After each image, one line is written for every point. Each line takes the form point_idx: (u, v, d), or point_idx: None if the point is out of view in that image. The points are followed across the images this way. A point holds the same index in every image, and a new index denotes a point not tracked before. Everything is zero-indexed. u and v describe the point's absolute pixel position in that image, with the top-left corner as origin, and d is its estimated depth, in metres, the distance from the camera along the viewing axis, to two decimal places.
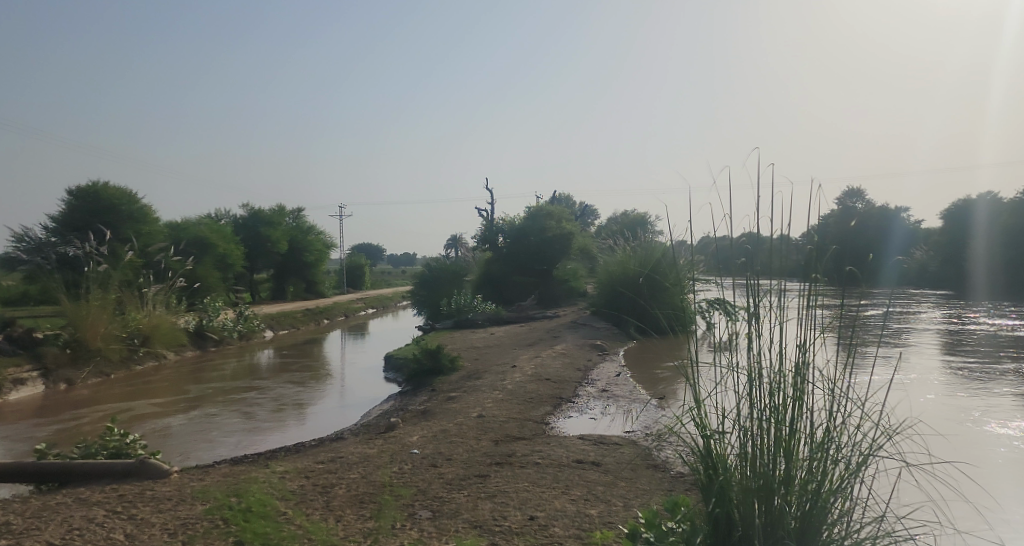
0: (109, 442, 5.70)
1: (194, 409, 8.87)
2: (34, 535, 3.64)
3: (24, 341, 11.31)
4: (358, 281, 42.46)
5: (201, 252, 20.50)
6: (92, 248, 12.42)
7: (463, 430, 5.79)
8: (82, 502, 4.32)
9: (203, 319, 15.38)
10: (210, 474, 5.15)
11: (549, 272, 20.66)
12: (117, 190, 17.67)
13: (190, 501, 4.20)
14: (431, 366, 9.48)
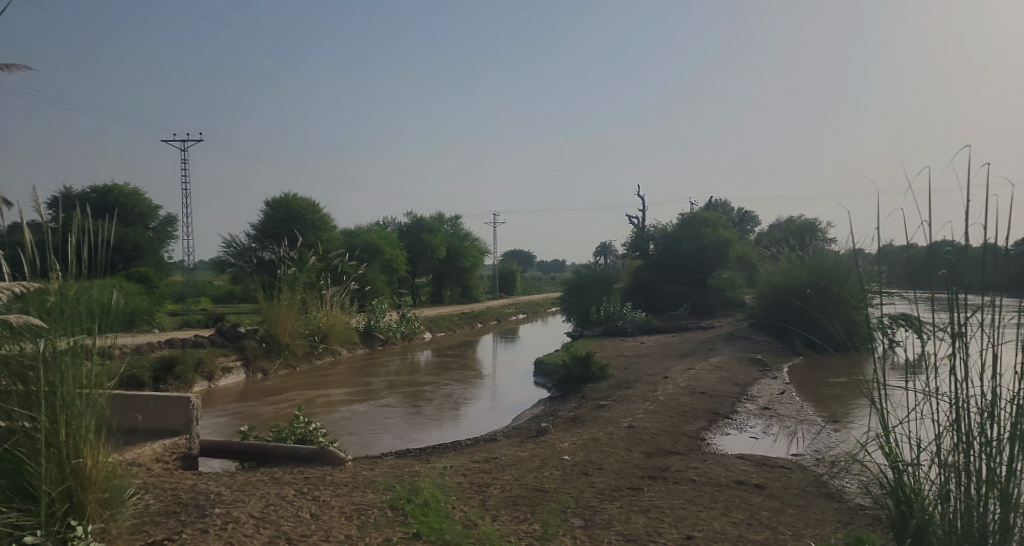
0: (296, 428, 6.22)
1: (365, 401, 9.48)
2: (239, 506, 4.09)
3: (230, 334, 12.59)
4: (509, 287, 43.46)
5: (371, 259, 21.88)
6: (285, 252, 13.67)
7: (614, 440, 5.77)
8: (274, 481, 4.75)
9: (371, 319, 16.38)
10: (378, 464, 5.50)
11: (703, 280, 20.25)
12: (304, 201, 20.86)
13: (363, 488, 4.51)
14: (581, 374, 9.53)
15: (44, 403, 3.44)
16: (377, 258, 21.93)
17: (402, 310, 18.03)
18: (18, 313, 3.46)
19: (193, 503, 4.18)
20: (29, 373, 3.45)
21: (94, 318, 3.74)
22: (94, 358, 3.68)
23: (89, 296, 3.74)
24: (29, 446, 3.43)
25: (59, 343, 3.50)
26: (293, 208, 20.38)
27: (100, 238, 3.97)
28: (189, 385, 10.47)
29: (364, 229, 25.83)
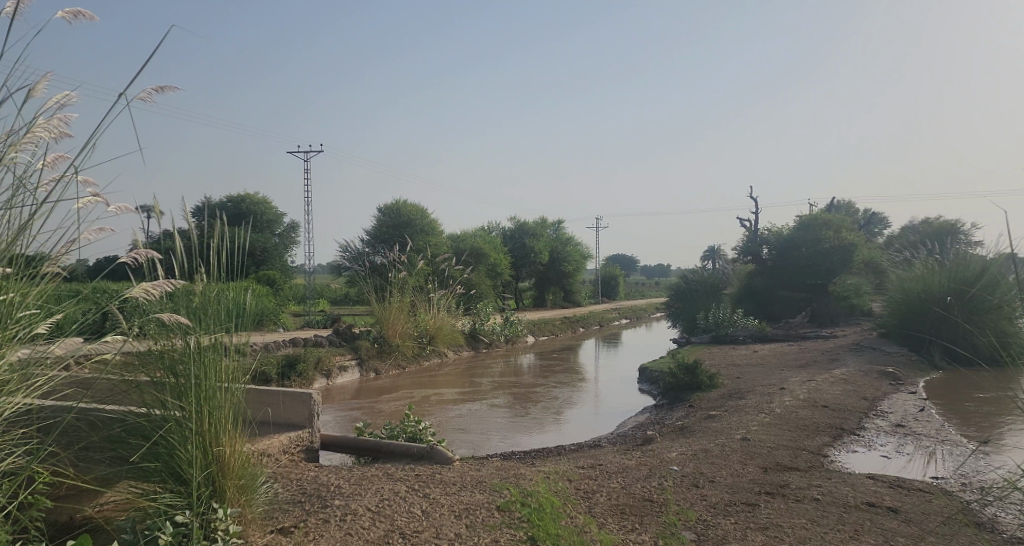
0: (407, 427, 6.40)
1: (472, 402, 9.63)
2: (356, 499, 4.30)
3: (346, 335, 13.17)
4: (613, 290, 43.13)
5: (477, 262, 22.29)
6: (395, 257, 14.15)
7: (726, 453, 5.60)
8: (387, 476, 4.92)
9: (476, 322, 16.66)
10: (485, 465, 5.55)
11: (823, 287, 19.17)
12: (414, 206, 22.24)
13: (472, 488, 4.60)
14: (690, 382, 9.31)
15: (193, 394, 3.72)
16: (483, 262, 22.33)
17: (506, 314, 18.24)
18: (167, 310, 3.77)
19: (316, 493, 4.44)
20: (179, 366, 3.72)
21: (230, 318, 4.04)
22: (231, 355, 3.98)
23: (226, 298, 4.05)
24: (179, 434, 3.70)
25: (203, 339, 3.79)
26: (404, 213, 21.72)
27: (234, 245, 4.30)
28: (310, 382, 11.01)
29: (470, 233, 26.40)
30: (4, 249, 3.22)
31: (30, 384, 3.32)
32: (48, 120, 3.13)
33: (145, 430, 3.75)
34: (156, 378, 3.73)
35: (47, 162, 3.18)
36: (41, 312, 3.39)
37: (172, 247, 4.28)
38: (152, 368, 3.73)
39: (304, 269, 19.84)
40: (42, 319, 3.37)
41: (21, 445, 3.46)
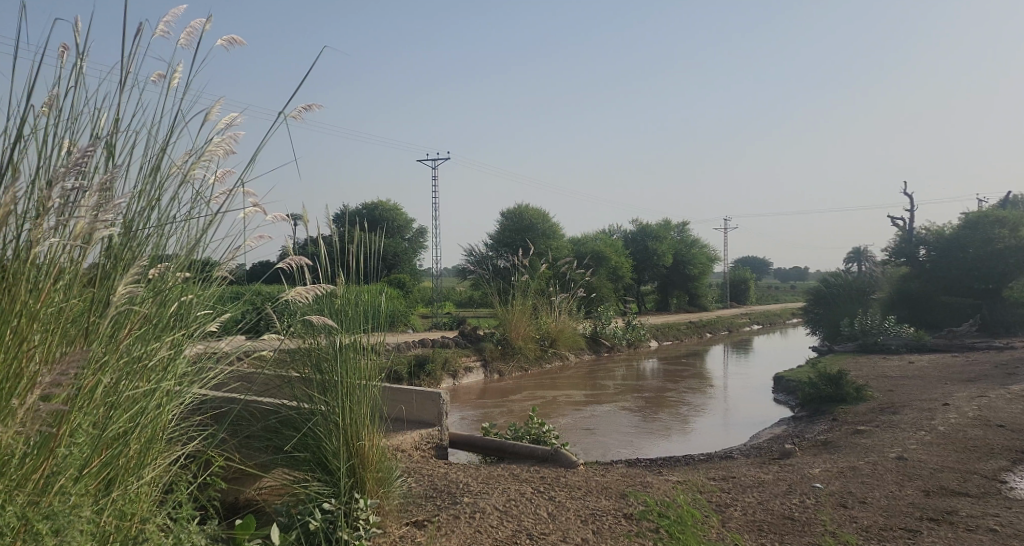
0: (532, 429, 6.43)
1: (596, 405, 9.54)
2: (484, 497, 4.36)
3: (471, 336, 13.45)
4: (742, 296, 41.67)
5: (598, 266, 22.16)
6: (518, 260, 14.30)
7: (879, 472, 5.20)
8: (514, 477, 4.95)
9: (598, 326, 16.55)
10: (611, 471, 5.47)
11: (996, 291, 17.49)
12: (536, 210, 22.44)
13: (597, 494, 4.59)
14: (832, 394, 8.80)
15: (335, 390, 3.97)
16: (604, 266, 22.18)
17: (629, 318, 18.00)
18: (314, 312, 4.17)
19: (446, 489, 4.53)
20: (325, 365, 4.01)
21: (367, 320, 4.29)
22: (369, 355, 4.18)
23: (364, 299, 4.33)
24: (325, 427, 3.95)
25: (345, 339, 4.08)
26: (526, 216, 21.99)
27: (370, 250, 4.56)
28: (437, 381, 11.30)
29: (591, 237, 26.33)
30: (185, 256, 3.35)
31: (203, 377, 3.46)
32: (219, 139, 3.21)
33: (295, 422, 4.03)
34: (305, 375, 4.07)
35: (215, 177, 3.34)
36: (211, 312, 3.56)
37: (316, 252, 4.61)
38: (301, 365, 4.08)
39: (430, 273, 20.45)
40: (213, 318, 3.57)
41: (198, 431, 3.75)
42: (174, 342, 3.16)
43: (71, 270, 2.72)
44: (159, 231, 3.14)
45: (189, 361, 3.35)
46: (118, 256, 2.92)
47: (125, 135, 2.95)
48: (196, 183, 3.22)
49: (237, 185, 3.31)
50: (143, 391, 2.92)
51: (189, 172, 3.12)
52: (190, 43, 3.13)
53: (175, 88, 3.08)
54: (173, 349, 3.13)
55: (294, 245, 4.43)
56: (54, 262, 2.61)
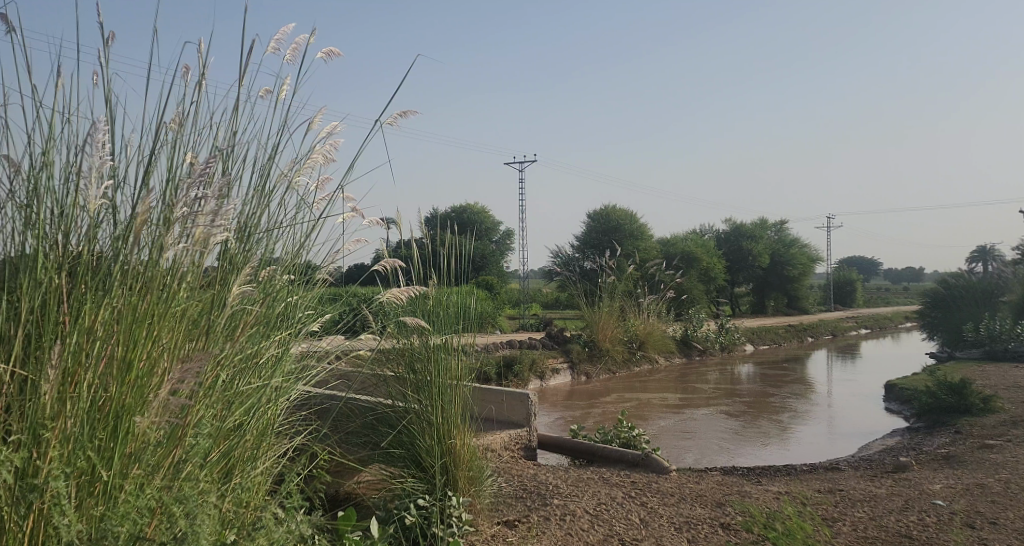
0: (622, 432, 6.33)
1: (688, 409, 9.30)
2: (575, 500, 4.31)
3: (557, 338, 13.41)
4: (847, 299, 39.90)
5: (690, 267, 21.68)
6: (605, 262, 14.14)
7: (1011, 491, 4.80)
8: (604, 480, 4.87)
9: (689, 329, 16.17)
10: (707, 479, 5.30)
11: None
12: (623, 211, 22.18)
13: (692, 501, 4.46)
14: (954, 404, 8.24)
15: (428, 389, 4.02)
16: (695, 267, 21.66)
17: (722, 321, 17.51)
18: (408, 312, 4.22)
19: (536, 490, 4.50)
20: (418, 365, 4.08)
21: (458, 320, 4.34)
22: (459, 355, 4.23)
23: (455, 301, 4.37)
24: (418, 424, 4.03)
25: (437, 339, 4.13)
26: (614, 217, 21.79)
27: (461, 252, 4.60)
28: (524, 382, 11.32)
29: (681, 237, 25.83)
30: (290, 260, 3.47)
31: (307, 375, 3.59)
32: (320, 147, 3.28)
33: (392, 419, 4.14)
34: (399, 374, 4.14)
35: (315, 185, 3.42)
36: (313, 313, 3.67)
37: (408, 253, 4.67)
38: (395, 365, 4.15)
39: (517, 275, 20.55)
40: (315, 318, 3.68)
41: (303, 424, 3.88)
42: (282, 340, 3.34)
43: (191, 274, 2.78)
44: (267, 235, 3.28)
45: (293, 359, 3.46)
46: (230, 262, 3.04)
47: (236, 147, 3.07)
48: (300, 190, 3.31)
49: (338, 191, 3.39)
50: (255, 387, 3.08)
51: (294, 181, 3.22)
52: (293, 57, 3.22)
53: (281, 102, 3.16)
54: (282, 348, 3.31)
55: (387, 247, 4.51)
56: (179, 268, 2.72)
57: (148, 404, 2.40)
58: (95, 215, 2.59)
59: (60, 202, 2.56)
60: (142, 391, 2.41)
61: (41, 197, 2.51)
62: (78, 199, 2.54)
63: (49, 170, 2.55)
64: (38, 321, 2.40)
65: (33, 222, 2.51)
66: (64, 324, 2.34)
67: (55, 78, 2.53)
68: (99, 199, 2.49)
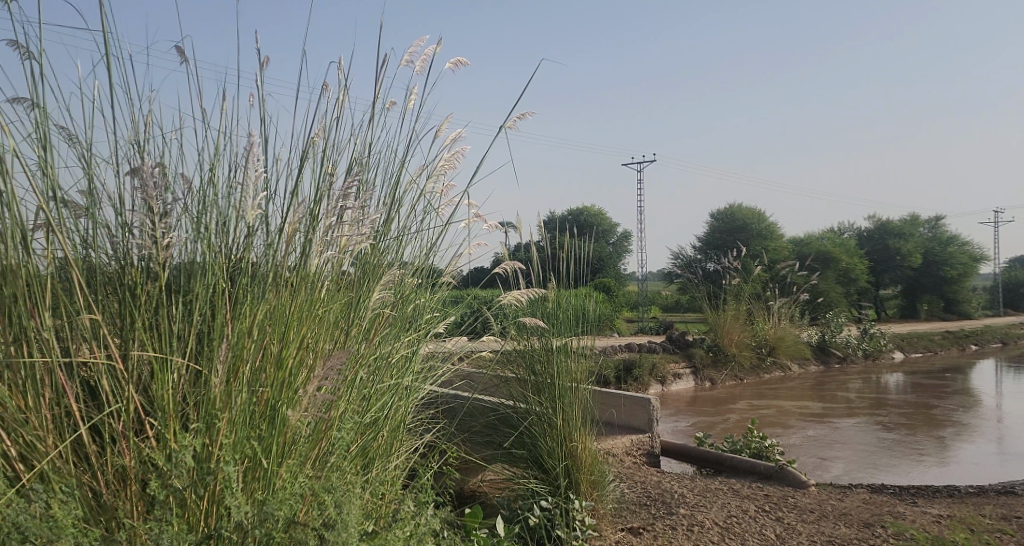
0: (752, 442, 6.02)
1: (826, 419, 8.72)
2: (702, 511, 4.09)
3: (680, 342, 13.09)
4: (1019, 301, 36.37)
5: (827, 268, 20.42)
6: (731, 262, 13.63)
7: None
8: (733, 491, 4.61)
9: (827, 334, 15.24)
10: (851, 496, 4.90)
11: None
12: (751, 209, 21.39)
13: (833, 519, 4.13)
14: None
15: (550, 390, 4.01)
16: (833, 268, 20.44)
17: (864, 326, 16.42)
18: (529, 314, 4.24)
19: (661, 498, 4.31)
20: (539, 366, 4.09)
21: (577, 324, 4.30)
22: (579, 357, 4.19)
23: (575, 306, 4.33)
24: (540, 426, 4.01)
25: (556, 341, 4.14)
26: (740, 216, 21.10)
27: (583, 255, 4.55)
28: (645, 386, 11.01)
29: (816, 236, 24.43)
30: (418, 263, 3.51)
31: (434, 375, 3.62)
32: (446, 155, 3.29)
33: (513, 420, 4.13)
34: (520, 375, 4.16)
35: (440, 190, 3.42)
36: (438, 315, 3.67)
37: (527, 256, 4.65)
38: (515, 365, 4.18)
39: (637, 277, 20.11)
40: (440, 320, 3.69)
41: (430, 423, 3.88)
42: (413, 341, 3.39)
43: (333, 279, 2.90)
44: (398, 238, 3.32)
45: (421, 358, 3.50)
46: (366, 264, 3.11)
47: (369, 157, 3.16)
48: (429, 196, 3.35)
49: (461, 197, 3.42)
50: (388, 386, 3.14)
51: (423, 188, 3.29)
52: (422, 68, 3.23)
53: (410, 112, 3.19)
54: (413, 347, 3.36)
55: (506, 250, 4.49)
56: (321, 274, 2.84)
57: (298, 398, 2.52)
58: (252, 224, 2.72)
59: (223, 212, 2.74)
60: (292, 387, 2.54)
61: (209, 207, 2.68)
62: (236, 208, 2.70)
63: (213, 184, 2.73)
64: (208, 320, 2.55)
65: (199, 228, 2.62)
66: (228, 324, 2.47)
67: (220, 103, 2.71)
68: (256, 207, 2.65)
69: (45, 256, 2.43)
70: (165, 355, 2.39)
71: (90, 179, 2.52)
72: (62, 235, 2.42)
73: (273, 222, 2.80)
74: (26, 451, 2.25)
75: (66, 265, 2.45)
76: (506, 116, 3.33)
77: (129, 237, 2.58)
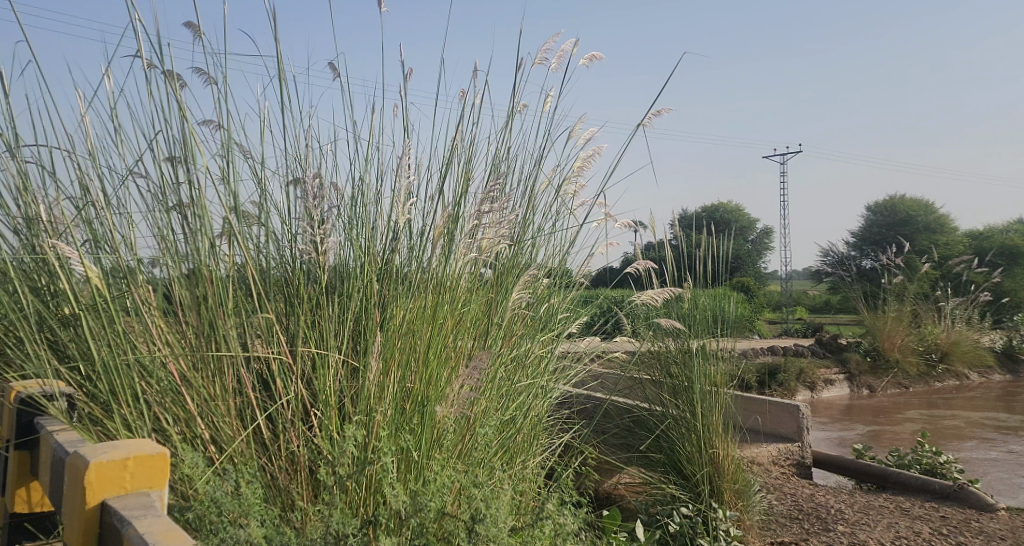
0: (924, 457, 5.51)
1: (1010, 433, 7.85)
2: (866, 530, 3.78)
3: (832, 346, 12.33)
4: None
5: (1010, 264, 18.39)
6: (891, 259, 12.64)
7: None
8: (903, 511, 4.20)
9: (1011, 340, 13.75)
10: None
11: None
12: (914, 202, 19.79)
13: None
14: None
15: (688, 394, 3.92)
16: (1017, 264, 18.44)
17: None
18: (663, 316, 4.28)
19: (815, 512, 4.01)
20: (674, 369, 4.04)
21: (716, 324, 4.21)
22: (718, 360, 4.06)
23: (712, 304, 4.28)
24: (677, 430, 3.91)
25: (692, 343, 4.07)
26: (902, 210, 19.57)
27: (719, 252, 4.55)
28: (792, 393, 10.38)
29: (997, 229, 22.10)
30: (553, 264, 3.49)
31: (567, 376, 3.58)
32: (583, 155, 3.24)
33: (649, 423, 4.05)
34: (656, 378, 4.12)
35: (574, 191, 3.38)
36: (572, 315, 3.63)
37: (662, 253, 4.58)
38: (653, 370, 4.14)
39: (783, 276, 19.08)
40: (573, 320, 3.64)
41: (566, 423, 3.85)
42: (548, 341, 3.38)
43: (473, 282, 2.95)
44: (535, 238, 3.32)
45: (556, 358, 3.48)
46: (506, 264, 3.14)
47: (508, 159, 3.18)
48: (565, 197, 3.33)
49: (594, 198, 3.37)
50: (524, 386, 3.13)
51: (559, 188, 3.27)
52: (558, 65, 3.20)
53: (543, 111, 3.17)
54: (549, 347, 3.34)
55: (637, 249, 4.39)
56: (464, 278, 2.89)
57: (445, 395, 2.58)
58: (400, 230, 2.82)
59: (374, 218, 2.86)
60: (439, 385, 2.59)
61: (360, 213, 2.84)
62: (381, 211, 2.84)
63: (366, 191, 2.88)
64: (362, 320, 2.66)
65: (352, 233, 2.78)
66: (380, 325, 2.57)
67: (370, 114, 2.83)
68: (406, 213, 2.78)
69: (225, 262, 2.59)
70: (325, 351, 2.52)
71: (262, 192, 2.73)
72: (243, 241, 2.57)
73: (419, 226, 2.89)
74: (216, 434, 2.43)
75: (244, 268, 2.62)
76: (643, 113, 3.24)
77: (294, 244, 2.77)
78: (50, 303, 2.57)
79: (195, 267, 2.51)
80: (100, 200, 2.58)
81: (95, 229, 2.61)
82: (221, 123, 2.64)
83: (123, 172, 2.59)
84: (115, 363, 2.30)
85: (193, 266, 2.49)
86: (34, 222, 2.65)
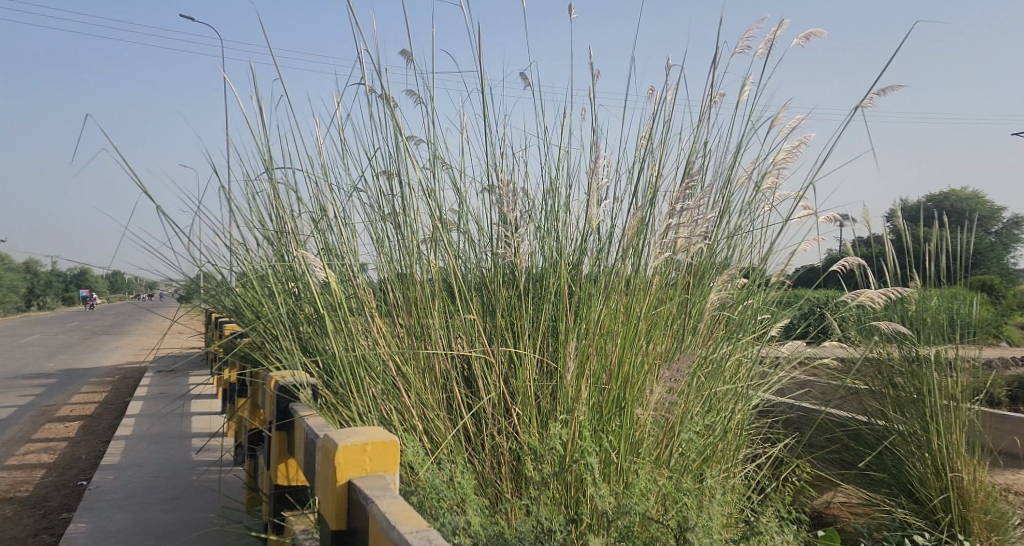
0: None
1: None
2: None
3: None
4: None
5: None
6: None
7: None
8: None
9: None
10: None
11: None
12: None
13: None
14: None
15: (918, 408, 3.39)
16: None
17: None
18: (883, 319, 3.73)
19: None
20: (899, 379, 3.51)
21: (953, 329, 3.59)
22: (956, 371, 3.41)
23: (947, 307, 3.66)
24: (906, 447, 3.37)
25: (924, 351, 3.51)
26: None
27: (953, 248, 3.91)
28: None
29: None
30: (755, 269, 3.13)
31: (768, 383, 3.18)
32: (786, 148, 2.85)
33: (869, 438, 3.52)
34: (875, 388, 3.59)
35: (774, 189, 2.98)
36: (776, 316, 3.25)
37: (882, 248, 4.01)
38: (872, 379, 3.61)
39: None
40: (774, 323, 3.25)
41: (771, 434, 3.39)
42: (746, 350, 3.00)
43: (668, 289, 2.70)
44: (734, 238, 2.97)
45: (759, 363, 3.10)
46: (702, 266, 2.85)
47: (702, 158, 2.86)
48: (766, 195, 2.97)
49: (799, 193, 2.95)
50: (727, 392, 2.81)
51: (759, 184, 2.90)
52: (764, 51, 2.84)
53: (744, 102, 2.82)
54: (750, 353, 2.99)
55: (851, 247, 3.89)
56: (664, 282, 2.67)
57: (645, 397, 2.37)
58: (589, 236, 2.65)
59: (563, 223, 2.71)
60: (640, 388, 2.39)
61: (555, 223, 2.70)
62: (570, 214, 2.69)
63: (557, 197, 2.74)
64: (558, 323, 2.51)
65: (543, 239, 2.66)
66: (574, 326, 2.41)
67: (565, 121, 2.72)
68: (596, 215, 2.60)
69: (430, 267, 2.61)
70: (521, 349, 2.39)
71: (460, 199, 2.69)
72: (447, 246, 2.57)
73: (611, 230, 2.68)
74: (428, 427, 2.35)
75: (447, 272, 2.62)
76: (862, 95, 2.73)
77: (485, 254, 2.70)
78: (294, 302, 2.74)
79: (407, 270, 2.56)
80: (325, 215, 2.73)
81: (328, 239, 2.73)
82: (428, 138, 2.65)
83: (349, 189, 2.74)
84: (345, 358, 2.34)
85: (406, 269, 2.55)
86: (281, 234, 2.86)
